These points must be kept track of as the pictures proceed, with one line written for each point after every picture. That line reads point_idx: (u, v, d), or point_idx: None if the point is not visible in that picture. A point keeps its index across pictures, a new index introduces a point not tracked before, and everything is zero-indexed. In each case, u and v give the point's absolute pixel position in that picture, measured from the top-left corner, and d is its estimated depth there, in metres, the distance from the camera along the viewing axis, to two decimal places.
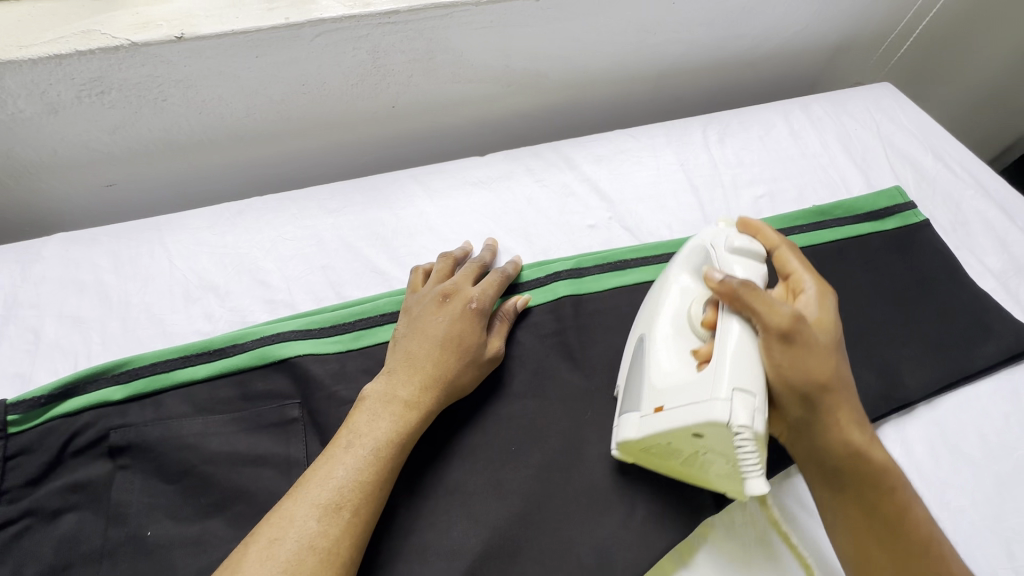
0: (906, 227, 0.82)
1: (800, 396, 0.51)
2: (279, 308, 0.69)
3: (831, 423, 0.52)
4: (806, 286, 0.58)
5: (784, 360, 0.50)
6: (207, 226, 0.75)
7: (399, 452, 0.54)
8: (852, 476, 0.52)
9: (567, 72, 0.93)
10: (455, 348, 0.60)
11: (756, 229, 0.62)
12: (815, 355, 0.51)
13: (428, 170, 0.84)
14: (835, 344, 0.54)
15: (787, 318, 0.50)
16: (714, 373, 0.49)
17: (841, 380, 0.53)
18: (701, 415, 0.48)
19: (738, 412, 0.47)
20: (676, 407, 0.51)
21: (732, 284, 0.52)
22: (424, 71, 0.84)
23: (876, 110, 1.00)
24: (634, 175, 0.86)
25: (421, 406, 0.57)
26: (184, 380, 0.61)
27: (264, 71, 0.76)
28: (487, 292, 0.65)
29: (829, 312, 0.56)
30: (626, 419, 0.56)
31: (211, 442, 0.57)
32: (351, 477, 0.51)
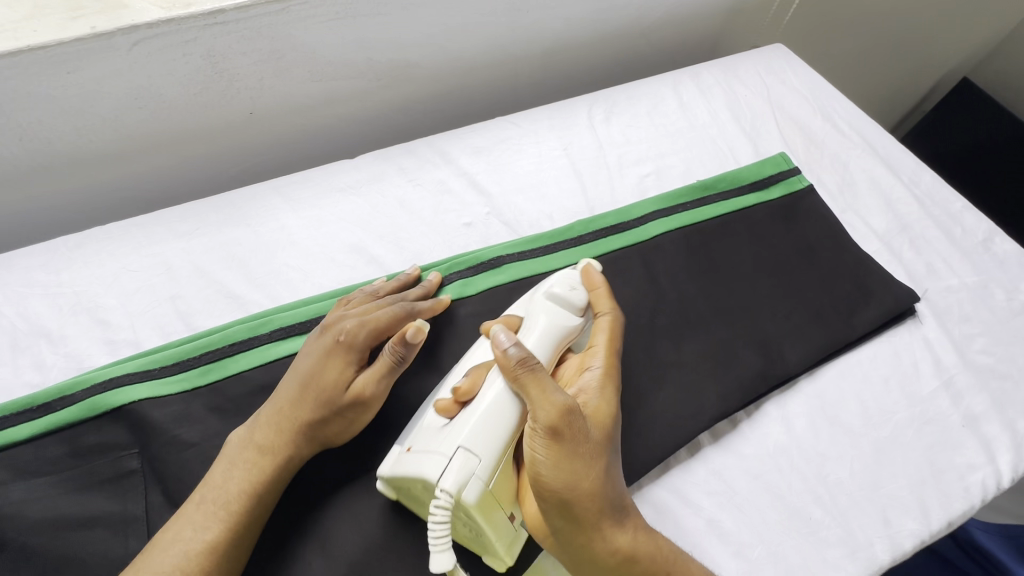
0: (790, 195, 0.81)
1: (559, 505, 0.49)
2: (122, 349, 0.64)
3: (602, 531, 0.50)
4: (592, 362, 0.56)
5: (547, 465, 0.48)
6: (40, 264, 0.69)
7: (254, 505, 0.51)
8: (630, 574, 0.50)
9: (441, 59, 0.88)
10: (310, 390, 0.54)
11: (595, 285, 0.60)
12: (581, 457, 0.48)
13: (292, 179, 0.78)
14: (610, 439, 0.51)
15: (551, 415, 0.48)
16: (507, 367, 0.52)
17: (607, 483, 0.50)
18: (470, 398, 0.51)
19: (490, 411, 0.50)
20: (466, 385, 0.53)
21: (513, 360, 0.50)
22: (276, 73, 0.78)
23: (767, 75, 0.97)
24: (514, 164, 0.82)
25: (278, 455, 0.53)
26: (4, 442, 0.55)
27: (83, 88, 0.68)
28: (363, 322, 0.56)
29: (607, 400, 0.53)
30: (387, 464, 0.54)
31: (34, 509, 0.53)
32: (197, 537, 0.48)
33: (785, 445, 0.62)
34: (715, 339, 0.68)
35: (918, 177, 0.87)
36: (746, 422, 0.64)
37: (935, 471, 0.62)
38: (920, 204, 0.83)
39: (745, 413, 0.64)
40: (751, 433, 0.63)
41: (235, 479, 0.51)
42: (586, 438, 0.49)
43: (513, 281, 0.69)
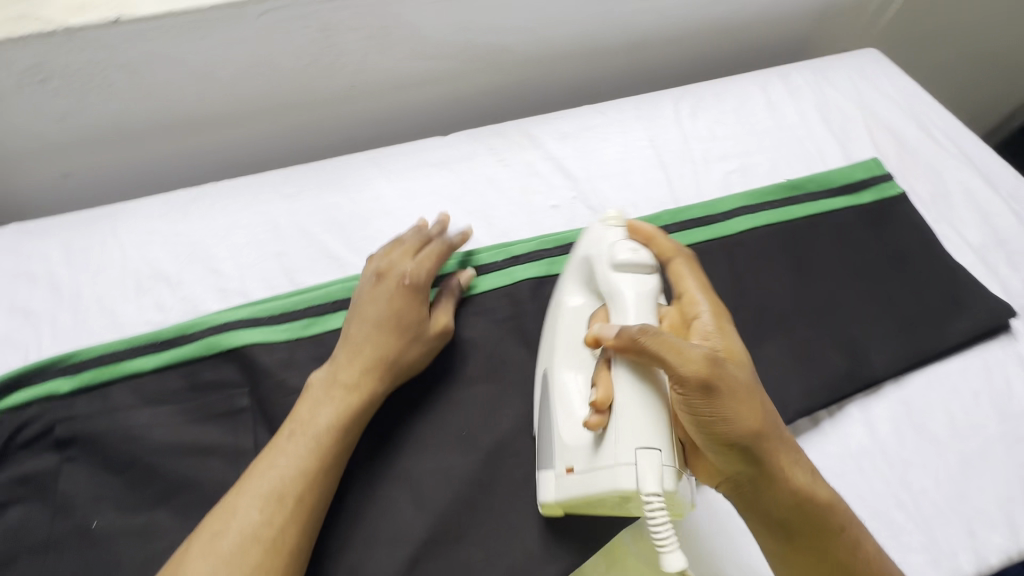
0: (882, 201, 0.79)
1: (733, 451, 0.48)
2: (232, 297, 0.69)
3: (778, 473, 0.49)
4: (697, 310, 0.55)
5: (715, 415, 0.47)
6: (160, 214, 0.74)
7: (338, 437, 0.53)
8: (802, 515, 0.50)
9: (532, 45, 0.90)
10: (387, 329, 0.58)
11: (650, 237, 0.59)
12: (744, 402, 0.48)
13: (388, 152, 0.82)
14: (752, 376, 0.51)
15: (701, 362, 0.47)
16: (618, 432, 0.48)
17: (770, 420, 0.50)
18: (614, 484, 0.47)
19: (647, 477, 0.46)
20: (590, 475, 0.49)
21: (627, 337, 0.48)
22: (380, 49, 0.81)
23: (860, 78, 0.95)
24: (601, 152, 0.83)
25: (362, 392, 0.56)
26: (133, 371, 0.60)
27: (210, 53, 0.73)
28: (422, 266, 0.62)
29: (731, 340, 0.54)
30: (546, 478, 0.54)
31: (158, 433, 0.57)
32: (292, 467, 0.51)
33: (868, 447, 0.62)
34: (799, 338, 0.68)
35: (1016, 192, 0.84)
36: (828, 421, 0.64)
37: None
38: (1019, 219, 0.81)
39: (826, 412, 0.64)
40: (832, 432, 0.63)
41: (321, 416, 0.54)
42: (737, 377, 0.49)
43: None
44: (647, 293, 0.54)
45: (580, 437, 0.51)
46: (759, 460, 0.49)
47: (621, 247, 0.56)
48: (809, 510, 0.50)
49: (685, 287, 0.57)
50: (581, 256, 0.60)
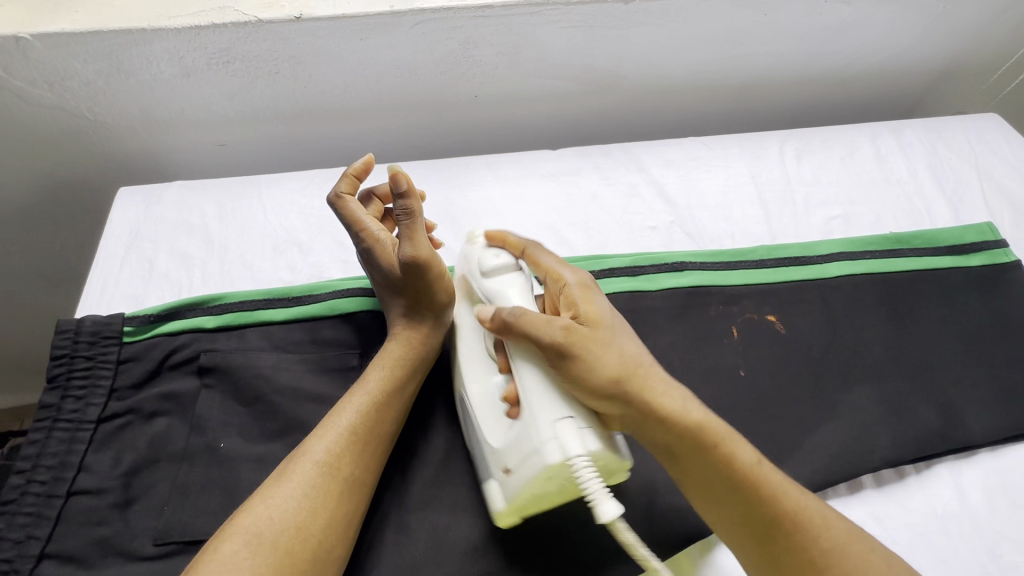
0: (993, 266, 0.77)
1: (601, 400, 0.49)
2: (352, 269, 0.76)
3: (649, 403, 0.50)
4: (565, 282, 0.55)
5: (574, 375, 0.49)
6: (299, 188, 0.83)
7: (398, 387, 0.59)
8: (683, 449, 0.50)
9: (646, 76, 0.94)
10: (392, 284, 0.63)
11: (500, 238, 0.60)
12: (602, 354, 0.50)
13: (502, 158, 0.88)
14: (610, 333, 0.52)
15: (558, 333, 0.50)
16: (529, 420, 0.50)
17: (629, 365, 0.51)
18: (541, 464, 0.48)
19: (567, 442, 0.48)
20: (519, 468, 0.51)
21: (501, 320, 0.52)
22: (509, 64, 0.88)
23: (977, 141, 0.93)
24: (702, 183, 0.86)
25: (415, 343, 0.61)
26: (265, 319, 0.68)
27: (364, 53, 0.83)
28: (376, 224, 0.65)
29: (594, 304, 0.54)
30: (490, 488, 0.55)
31: (282, 376, 0.64)
32: (354, 406, 0.57)
33: (956, 510, 0.61)
34: (890, 389, 0.68)
35: None
36: (914, 478, 0.63)
37: None
38: None
39: (913, 468, 0.64)
40: (918, 488, 0.63)
41: (377, 367, 0.60)
42: (591, 338, 0.51)
43: (693, 287, 0.74)
44: (522, 290, 0.56)
45: (506, 437, 0.53)
46: (628, 403, 0.50)
47: (487, 257, 0.58)
48: (685, 443, 0.50)
49: (547, 267, 0.57)
50: (460, 276, 0.63)
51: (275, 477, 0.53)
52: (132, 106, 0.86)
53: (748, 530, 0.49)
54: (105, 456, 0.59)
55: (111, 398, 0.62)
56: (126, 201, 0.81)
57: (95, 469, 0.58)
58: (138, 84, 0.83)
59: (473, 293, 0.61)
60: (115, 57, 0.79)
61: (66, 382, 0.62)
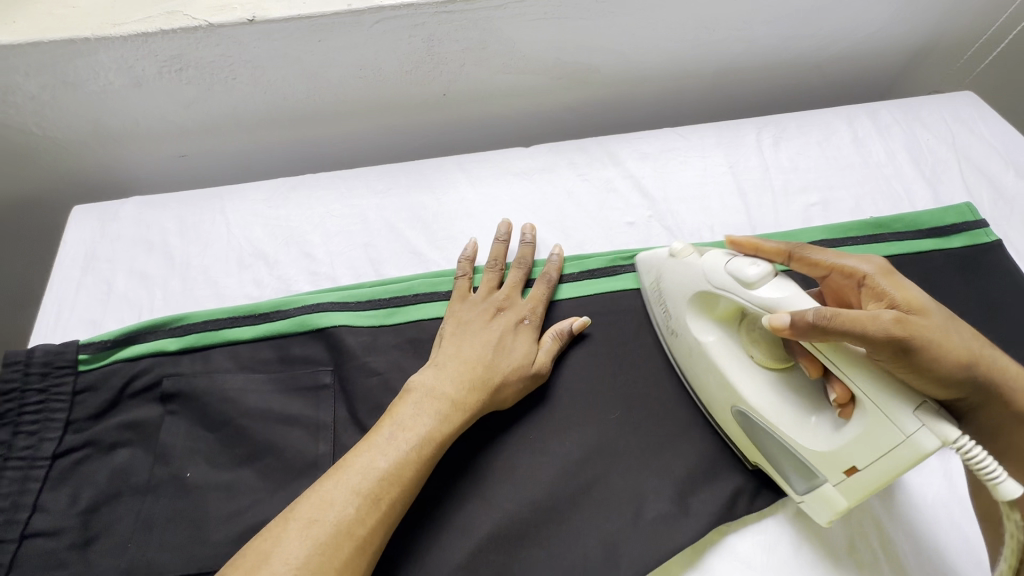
0: (975, 247, 0.76)
1: (952, 383, 0.47)
2: (321, 281, 0.73)
3: (999, 383, 0.49)
4: (858, 271, 0.52)
5: (927, 362, 0.46)
6: (263, 198, 0.80)
7: (437, 451, 0.55)
8: (1020, 432, 0.51)
9: (618, 67, 0.92)
10: (509, 358, 0.61)
11: (755, 245, 0.58)
12: (947, 339, 0.47)
13: (473, 158, 0.85)
14: (941, 312, 0.49)
15: (893, 324, 0.46)
16: (882, 415, 0.46)
17: (975, 343, 0.49)
18: (915, 455, 0.45)
19: (940, 429, 0.44)
20: (877, 464, 0.48)
21: (809, 322, 0.46)
22: (476, 61, 0.85)
23: (954, 120, 0.92)
24: (680, 175, 0.84)
25: (473, 408, 0.58)
26: (231, 339, 0.65)
27: (324, 55, 0.80)
28: (536, 308, 0.67)
29: (908, 289, 0.50)
30: (824, 495, 0.53)
31: (250, 398, 0.62)
32: (391, 469, 0.52)
33: (947, 499, 0.60)
34: None
35: None
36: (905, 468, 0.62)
37: None
38: None
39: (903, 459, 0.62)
40: (910, 479, 0.61)
41: (428, 422, 0.55)
42: (929, 322, 0.47)
43: None
44: (799, 291, 0.51)
45: (842, 436, 0.50)
46: (971, 383, 0.48)
47: (739, 265, 0.53)
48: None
49: (826, 262, 0.54)
50: (694, 292, 0.59)
51: (288, 545, 0.46)
52: (83, 120, 0.82)
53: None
54: (62, 493, 0.56)
55: (67, 431, 0.59)
56: (81, 219, 0.77)
57: (51, 508, 0.55)
58: (87, 96, 0.79)
59: (714, 303, 0.59)
60: (60, 69, 0.75)
61: (18, 417, 0.59)
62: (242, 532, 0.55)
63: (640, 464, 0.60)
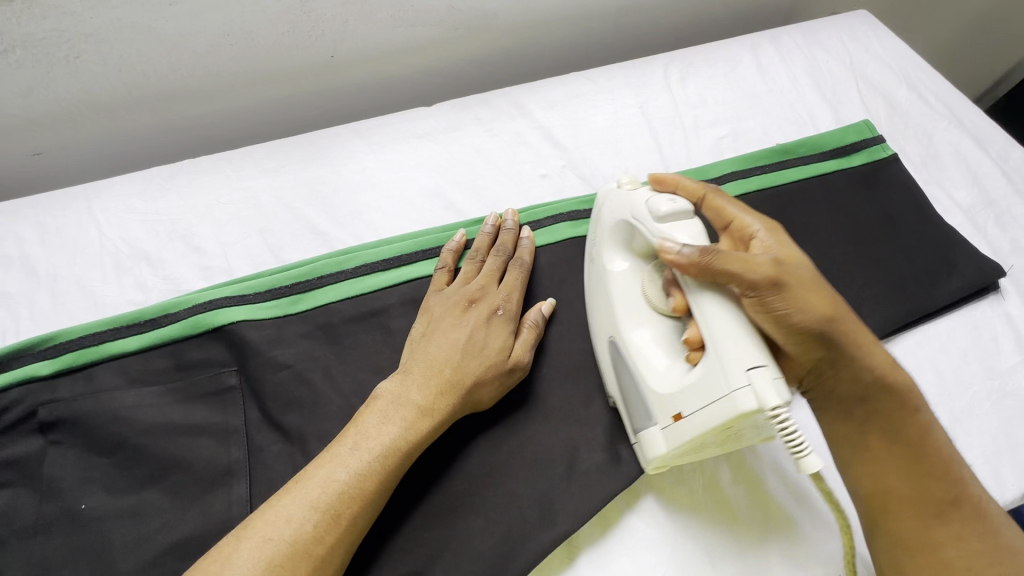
0: (873, 163, 0.79)
1: (811, 340, 0.48)
2: (215, 275, 0.67)
3: (854, 349, 0.49)
4: (752, 228, 0.53)
5: (783, 309, 0.47)
6: (137, 192, 0.71)
7: (405, 460, 0.51)
8: (878, 410, 0.50)
9: (517, 11, 0.87)
10: (481, 354, 0.56)
11: (671, 183, 0.59)
12: (809, 293, 0.48)
13: (371, 124, 0.79)
14: (818, 271, 0.51)
15: (766, 270, 0.48)
16: (720, 363, 0.47)
17: (842, 305, 0.50)
18: (732, 411, 0.46)
19: (765, 393, 0.45)
20: (698, 416, 0.49)
21: (694, 255, 0.49)
22: (360, 15, 0.78)
23: (850, 40, 0.93)
24: (590, 120, 0.82)
25: (438, 415, 0.53)
26: (115, 352, 0.59)
27: (181, 21, 0.70)
28: (511, 296, 0.61)
29: (789, 247, 0.52)
30: (647, 437, 0.55)
31: (146, 414, 0.56)
32: (352, 482, 0.48)
33: None
34: None
35: (1007, 154, 0.83)
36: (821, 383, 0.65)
37: (1013, 444, 0.62)
38: (1009, 179, 0.80)
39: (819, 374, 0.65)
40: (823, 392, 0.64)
41: (395, 431, 0.51)
42: (803, 275, 0.49)
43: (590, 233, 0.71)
44: (700, 235, 0.54)
45: (682, 382, 0.51)
46: (833, 344, 0.48)
47: (659, 201, 0.55)
48: (879, 405, 0.50)
49: (732, 215, 0.55)
50: (618, 222, 0.59)
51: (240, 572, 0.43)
52: None
53: (925, 505, 0.49)
54: None
55: None
56: None
57: None
58: None
59: (634, 236, 0.59)
60: None
61: None
62: (155, 555, 0.51)
63: (571, 418, 0.59)
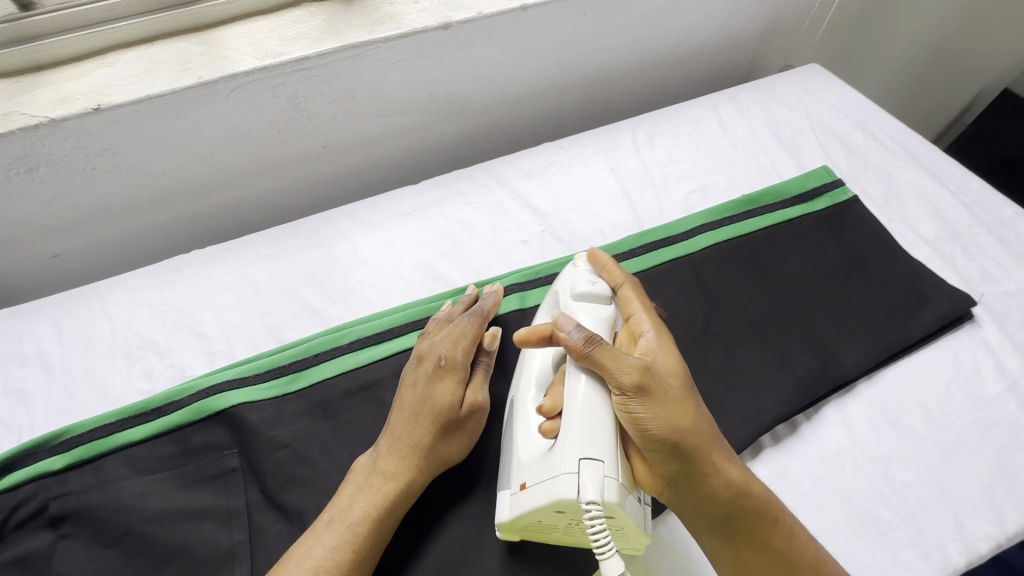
0: (836, 205, 0.83)
1: (661, 447, 0.49)
2: (218, 359, 0.71)
3: (707, 468, 0.50)
4: (643, 329, 0.58)
5: (644, 415, 0.50)
6: (147, 285, 0.77)
7: (379, 528, 0.53)
8: (738, 517, 0.51)
9: (491, 93, 0.95)
10: (428, 412, 0.57)
11: (604, 264, 0.64)
12: (672, 403, 0.51)
13: (362, 206, 0.85)
14: (689, 385, 0.54)
15: (636, 375, 0.50)
16: (564, 440, 0.50)
17: (703, 420, 0.52)
18: (553, 494, 0.48)
19: (587, 486, 0.47)
20: (540, 483, 0.50)
21: (580, 343, 0.52)
22: (348, 110, 0.86)
23: (804, 92, 1.00)
24: (565, 185, 0.87)
25: (400, 479, 0.55)
26: (123, 443, 0.61)
27: (187, 129, 0.78)
28: (455, 344, 0.61)
29: (670, 359, 0.55)
30: (502, 499, 0.55)
31: (151, 501, 0.58)
32: (326, 555, 0.50)
33: (849, 446, 0.64)
34: (771, 346, 0.70)
35: (966, 185, 0.87)
36: (805, 425, 0.66)
37: (1007, 473, 0.62)
38: (970, 211, 0.84)
39: (803, 417, 0.66)
40: (810, 436, 0.65)
41: (362, 500, 0.53)
42: (670, 386, 0.52)
43: None
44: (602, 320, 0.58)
45: (542, 450, 0.53)
46: (692, 456, 0.50)
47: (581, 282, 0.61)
48: (746, 508, 0.51)
49: (636, 310, 0.60)
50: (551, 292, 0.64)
51: None
52: None
53: None
54: None
55: None
56: None
57: None
58: None
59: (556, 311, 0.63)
60: None
61: None
62: None
63: None
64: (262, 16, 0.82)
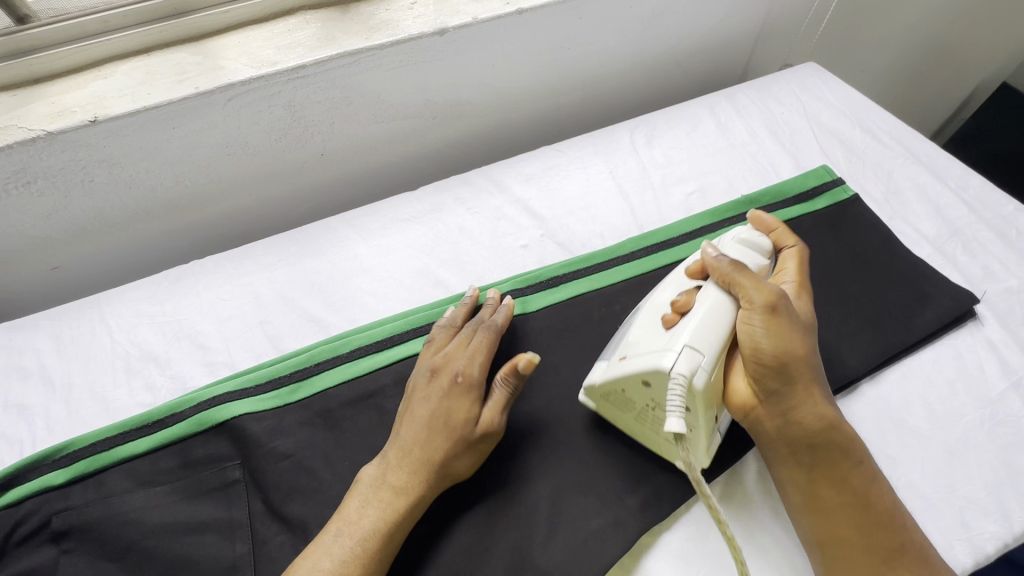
0: (836, 204, 0.83)
1: (771, 363, 0.55)
2: (219, 369, 0.70)
3: (808, 398, 0.55)
4: (781, 281, 0.63)
5: (765, 334, 0.55)
6: (147, 296, 0.76)
7: (388, 542, 0.53)
8: (829, 451, 0.54)
9: (488, 97, 0.95)
10: (442, 428, 0.57)
11: (774, 227, 0.68)
12: (795, 333, 0.56)
13: (361, 213, 0.85)
14: (809, 333, 0.59)
15: (768, 301, 0.56)
16: (676, 330, 0.56)
17: (812, 363, 0.57)
18: (649, 365, 0.54)
19: (680, 363, 0.53)
20: (636, 358, 0.57)
21: (727, 261, 0.59)
22: (346, 117, 0.86)
23: (802, 91, 1.00)
24: (564, 189, 0.87)
25: (410, 493, 0.55)
26: (125, 456, 0.61)
27: (184, 140, 0.78)
28: (472, 361, 0.62)
29: (801, 310, 0.60)
30: (600, 367, 0.62)
31: (154, 514, 0.58)
32: (335, 570, 0.50)
33: None
34: None
35: (965, 182, 0.87)
36: None
37: (1013, 472, 0.61)
38: (971, 208, 0.84)
39: None
40: None
41: (371, 514, 0.53)
42: (793, 322, 0.57)
43: (570, 297, 0.74)
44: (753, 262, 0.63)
45: (649, 335, 0.59)
46: (798, 383, 0.55)
47: None
48: (841, 446, 0.55)
49: (782, 266, 0.65)
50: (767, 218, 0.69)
51: None
52: None
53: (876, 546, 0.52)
54: None
55: None
56: None
57: None
58: None
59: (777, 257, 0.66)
60: None
61: None
62: None
63: (566, 485, 0.60)
64: (257, 25, 0.82)
